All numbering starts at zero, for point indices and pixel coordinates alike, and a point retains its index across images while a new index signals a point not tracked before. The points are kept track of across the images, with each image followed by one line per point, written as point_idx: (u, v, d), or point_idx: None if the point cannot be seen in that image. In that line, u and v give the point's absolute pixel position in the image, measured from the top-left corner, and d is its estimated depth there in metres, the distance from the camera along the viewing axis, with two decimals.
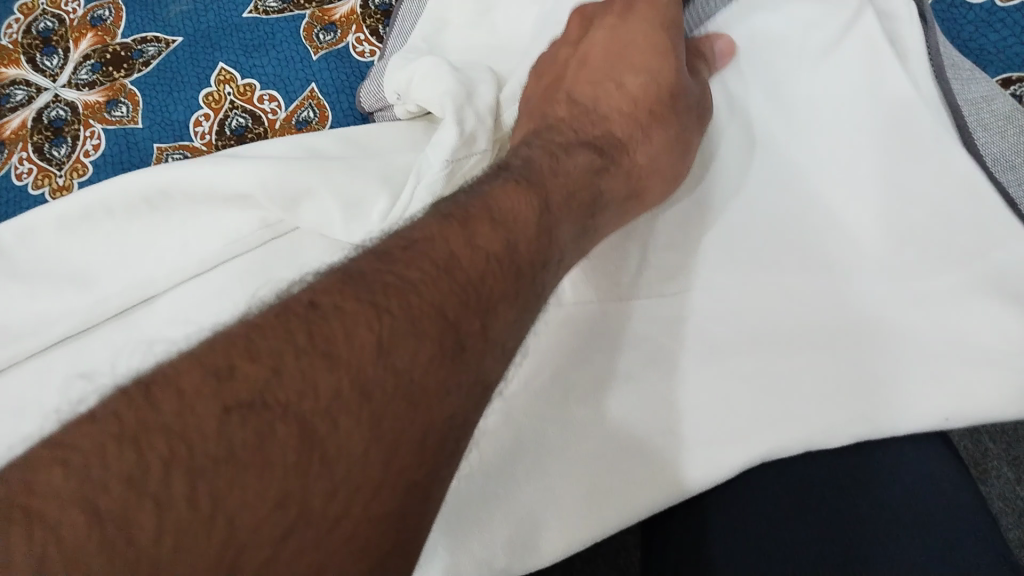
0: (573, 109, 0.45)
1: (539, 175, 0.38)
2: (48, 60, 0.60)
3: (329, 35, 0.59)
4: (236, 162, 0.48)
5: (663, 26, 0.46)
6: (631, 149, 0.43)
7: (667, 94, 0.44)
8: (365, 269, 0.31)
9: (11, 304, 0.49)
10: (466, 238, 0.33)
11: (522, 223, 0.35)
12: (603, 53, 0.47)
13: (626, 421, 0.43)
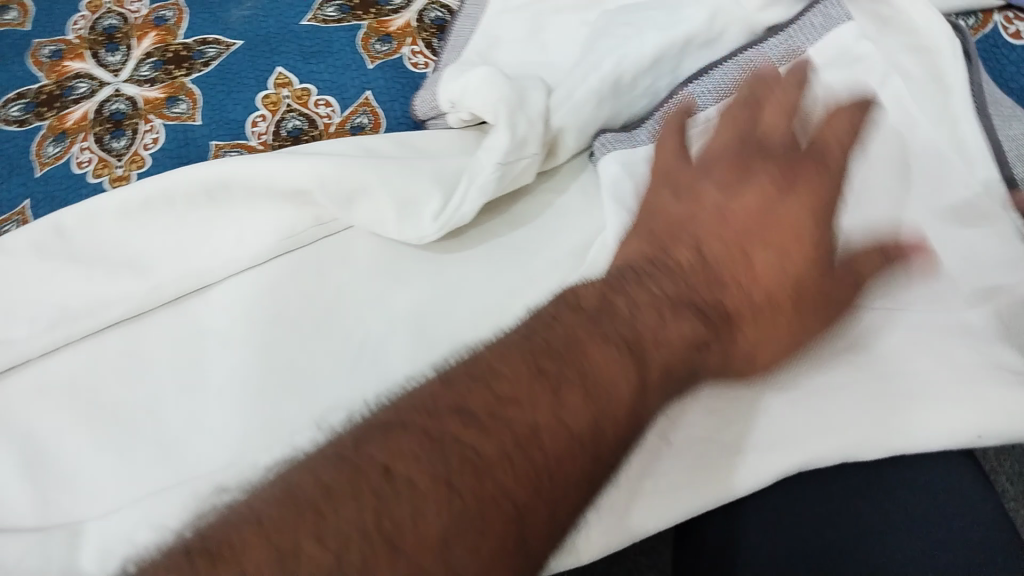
0: (693, 262, 0.39)
1: (638, 340, 0.36)
2: (111, 56, 0.62)
3: (384, 46, 0.61)
4: (289, 162, 0.50)
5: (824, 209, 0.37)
6: (739, 322, 0.38)
7: (807, 288, 0.37)
8: (445, 433, 0.32)
9: (69, 285, 0.50)
10: (554, 410, 0.33)
11: (615, 393, 0.34)
12: (746, 203, 0.39)
13: (692, 436, 0.43)
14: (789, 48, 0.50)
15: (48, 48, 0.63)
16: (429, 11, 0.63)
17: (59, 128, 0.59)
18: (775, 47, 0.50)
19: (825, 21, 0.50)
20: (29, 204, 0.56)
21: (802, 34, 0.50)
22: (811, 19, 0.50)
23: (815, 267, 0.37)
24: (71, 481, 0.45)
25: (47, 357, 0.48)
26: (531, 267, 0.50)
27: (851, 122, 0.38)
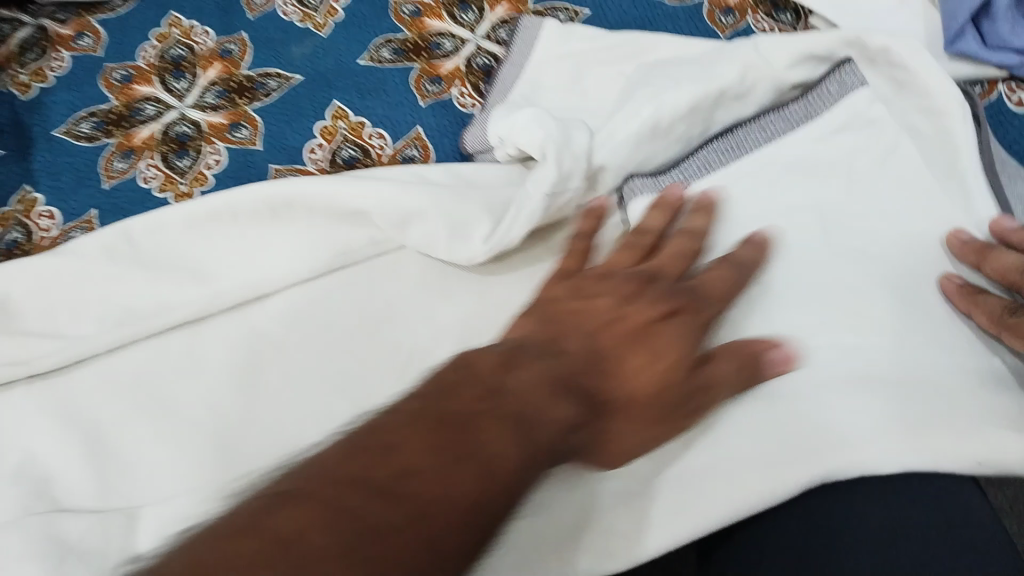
0: (581, 353, 0.44)
1: (522, 414, 0.38)
2: (178, 82, 0.67)
3: (435, 86, 0.66)
4: (354, 187, 0.53)
5: (691, 329, 0.44)
6: (612, 412, 0.42)
7: (671, 390, 0.43)
8: (342, 499, 0.32)
9: (135, 287, 0.53)
10: (443, 476, 0.34)
11: (491, 459, 0.36)
12: (631, 315, 0.45)
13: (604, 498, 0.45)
14: (807, 113, 0.55)
15: (119, 73, 0.67)
16: (477, 57, 0.67)
17: (126, 144, 0.63)
18: (795, 112, 0.55)
19: (841, 89, 0.55)
20: (95, 213, 0.60)
21: (820, 100, 0.55)
22: (829, 87, 0.55)
23: (682, 375, 0.43)
24: (130, 467, 0.47)
25: (116, 352, 0.52)
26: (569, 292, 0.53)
27: (727, 282, 0.46)
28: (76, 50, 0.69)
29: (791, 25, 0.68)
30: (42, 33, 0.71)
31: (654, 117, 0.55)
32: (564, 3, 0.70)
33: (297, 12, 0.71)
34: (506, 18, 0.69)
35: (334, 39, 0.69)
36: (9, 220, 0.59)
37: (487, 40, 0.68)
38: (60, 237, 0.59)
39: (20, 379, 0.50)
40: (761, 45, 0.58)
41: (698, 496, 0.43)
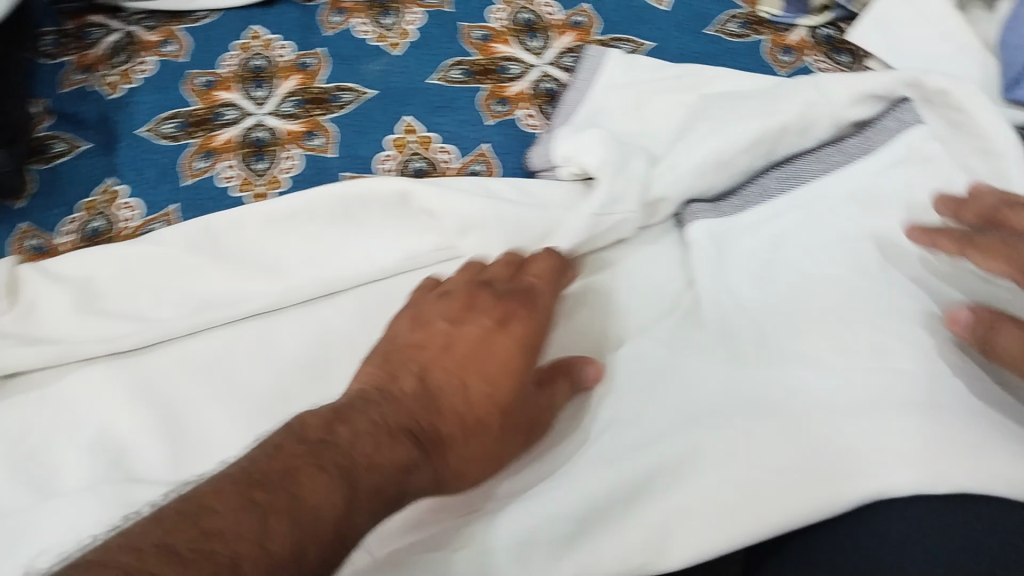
0: (417, 390, 0.45)
1: (352, 465, 0.39)
2: (258, 90, 0.70)
3: (502, 107, 0.68)
4: (432, 188, 0.57)
5: (519, 349, 0.47)
6: (453, 442, 0.44)
7: (512, 408, 0.45)
8: (183, 544, 0.34)
9: (214, 279, 0.56)
10: (287, 508, 0.36)
11: (318, 507, 0.37)
12: (469, 342, 0.48)
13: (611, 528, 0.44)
14: (864, 148, 0.57)
15: (202, 79, 0.71)
16: (543, 82, 0.70)
17: (206, 145, 0.66)
18: (851, 146, 0.58)
19: (897, 125, 0.57)
20: (176, 207, 0.63)
21: (876, 136, 0.58)
22: (885, 124, 0.58)
23: (519, 392, 0.46)
24: (200, 445, 0.49)
25: (192, 337, 0.54)
26: (628, 307, 0.55)
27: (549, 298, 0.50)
28: (161, 55, 0.73)
29: (850, 66, 0.71)
30: (130, 38, 0.75)
31: (716, 149, 0.58)
32: (629, 36, 0.73)
33: (373, 32, 0.74)
34: (572, 47, 0.73)
35: (407, 58, 0.72)
36: (95, 208, 0.63)
37: (553, 65, 0.71)
38: (141, 228, 0.62)
39: (103, 355, 0.53)
40: (823, 83, 0.60)
41: (688, 521, 0.43)
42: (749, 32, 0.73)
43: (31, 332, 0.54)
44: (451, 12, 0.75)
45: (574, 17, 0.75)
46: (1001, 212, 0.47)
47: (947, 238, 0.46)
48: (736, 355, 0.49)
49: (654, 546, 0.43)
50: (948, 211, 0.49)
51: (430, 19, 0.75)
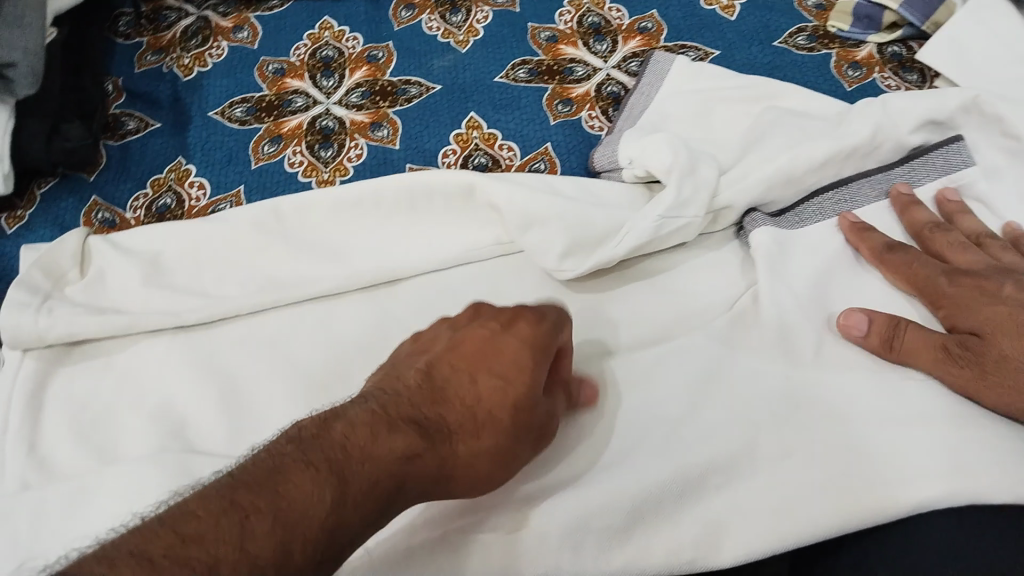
0: (422, 385, 0.42)
1: (345, 458, 0.36)
2: (326, 80, 0.71)
3: (566, 108, 0.69)
4: (497, 182, 0.57)
5: (538, 349, 0.43)
6: (457, 433, 0.41)
7: (525, 409, 0.42)
8: (156, 552, 0.31)
9: (278, 260, 0.57)
10: (273, 515, 0.33)
11: (305, 506, 0.34)
12: (486, 342, 0.44)
13: (661, 519, 0.44)
14: (909, 179, 0.59)
15: (272, 66, 0.72)
16: (607, 85, 0.71)
17: (275, 131, 0.67)
18: (898, 176, 0.59)
19: (946, 164, 0.59)
20: (243, 189, 0.64)
21: (923, 168, 0.59)
22: (935, 157, 0.59)
23: (533, 392, 0.42)
24: (259, 419, 0.50)
25: (256, 315, 0.55)
26: (687, 310, 0.55)
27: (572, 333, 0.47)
28: (233, 41, 0.74)
29: (918, 84, 0.70)
30: (204, 23, 0.76)
31: (788, 165, 0.58)
32: (696, 44, 0.73)
33: (441, 28, 0.75)
34: (637, 52, 0.73)
35: (473, 56, 0.73)
36: (164, 185, 0.65)
37: (618, 69, 0.72)
38: (208, 208, 0.63)
39: (168, 328, 0.54)
40: (891, 105, 0.60)
41: (740, 521, 0.44)
42: (817, 46, 0.73)
43: (98, 301, 0.55)
44: (519, 13, 0.76)
45: (641, 22, 0.75)
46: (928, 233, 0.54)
47: (868, 245, 0.55)
48: (794, 361, 0.50)
49: (706, 541, 0.44)
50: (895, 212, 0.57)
51: (497, 18, 0.76)
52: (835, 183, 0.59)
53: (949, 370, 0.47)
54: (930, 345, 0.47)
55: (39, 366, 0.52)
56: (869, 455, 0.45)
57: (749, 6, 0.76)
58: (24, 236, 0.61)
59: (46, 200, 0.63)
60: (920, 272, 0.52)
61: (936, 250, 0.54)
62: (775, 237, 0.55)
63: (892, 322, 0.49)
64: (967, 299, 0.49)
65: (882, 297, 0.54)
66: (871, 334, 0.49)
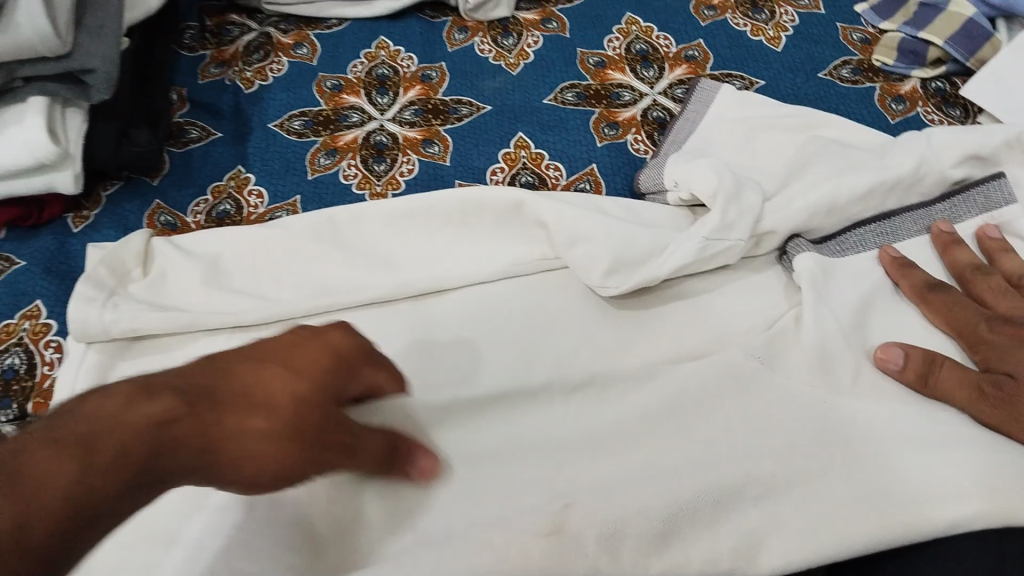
0: (206, 371, 0.41)
1: (96, 430, 0.37)
2: (381, 97, 0.74)
3: (613, 131, 0.71)
4: (548, 200, 0.59)
5: (340, 358, 0.43)
6: (228, 410, 0.40)
7: (312, 404, 0.41)
8: None
9: (332, 267, 0.59)
10: (13, 491, 0.34)
11: (51, 476, 0.35)
12: (298, 341, 0.44)
13: (708, 531, 0.45)
14: (949, 216, 0.60)
15: (330, 82, 0.75)
16: (653, 110, 0.73)
17: (331, 144, 0.70)
18: (939, 213, 0.61)
19: (987, 202, 0.60)
20: (299, 198, 0.67)
21: (965, 205, 0.60)
22: (976, 195, 0.60)
23: (324, 390, 0.42)
24: None
25: (308, 319, 0.57)
26: (726, 330, 0.57)
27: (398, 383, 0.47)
28: (293, 57, 0.77)
29: (961, 120, 0.71)
30: (265, 38, 0.80)
31: (832, 193, 0.59)
32: (741, 73, 0.75)
33: (493, 51, 0.78)
34: (683, 79, 0.75)
35: (524, 78, 0.75)
36: (224, 192, 0.67)
37: (664, 95, 0.74)
38: (266, 215, 0.66)
39: (226, 328, 0.56)
40: (935, 139, 0.61)
41: (784, 535, 0.45)
42: (861, 79, 0.74)
43: (159, 299, 0.58)
44: (568, 38, 0.78)
45: (688, 51, 0.77)
46: (968, 275, 0.56)
47: (907, 281, 0.56)
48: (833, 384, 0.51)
49: (744, 549, 0.45)
50: (937, 248, 0.58)
51: (547, 43, 0.78)
52: (881, 216, 0.60)
53: (984, 409, 0.48)
54: (965, 384, 0.49)
55: (102, 358, 0.55)
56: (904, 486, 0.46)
57: (795, 38, 0.77)
58: (90, 236, 0.64)
59: (112, 202, 0.66)
60: (961, 314, 0.53)
61: (976, 293, 0.55)
62: (819, 263, 0.56)
63: (927, 358, 0.51)
64: (1004, 344, 0.50)
65: (920, 330, 0.55)
66: (908, 368, 0.51)
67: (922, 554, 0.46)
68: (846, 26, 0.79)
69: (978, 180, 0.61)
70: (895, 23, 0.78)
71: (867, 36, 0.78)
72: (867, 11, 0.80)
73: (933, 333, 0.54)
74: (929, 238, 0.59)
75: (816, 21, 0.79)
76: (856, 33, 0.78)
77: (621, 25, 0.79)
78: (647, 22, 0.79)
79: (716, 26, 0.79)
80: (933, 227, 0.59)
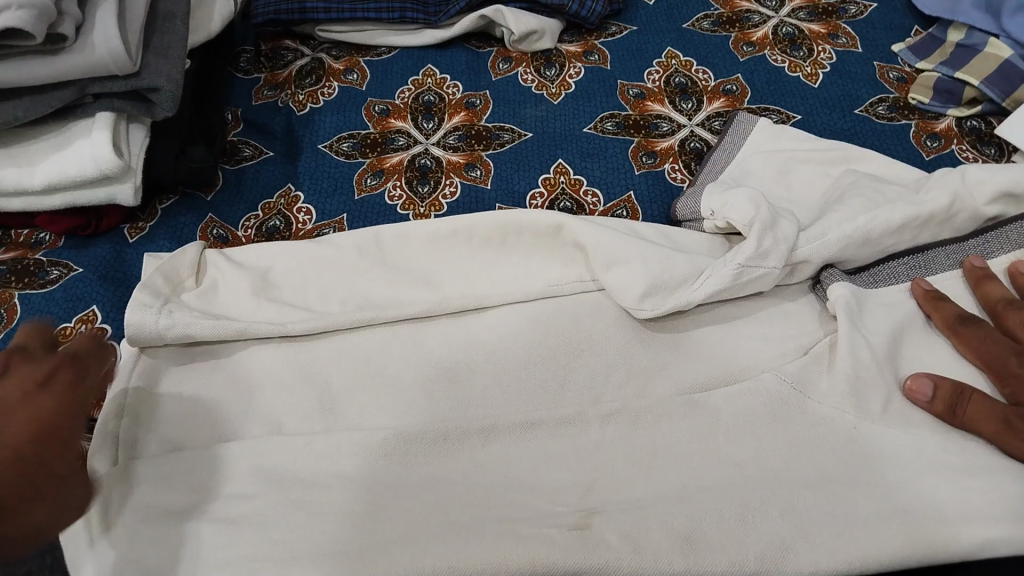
0: None
1: None
2: (427, 122, 0.76)
3: (650, 159, 0.73)
4: (586, 223, 0.61)
5: (45, 428, 0.39)
6: None
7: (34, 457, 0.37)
8: None
9: (376, 283, 0.62)
10: None
11: None
12: (0, 403, 0.39)
13: (740, 545, 0.46)
14: (982, 251, 0.61)
15: (379, 106, 0.78)
16: (690, 141, 0.75)
17: (377, 166, 0.72)
18: (972, 248, 0.61)
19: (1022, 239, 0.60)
20: (345, 216, 0.69)
21: (997, 241, 0.61)
22: (1010, 231, 0.61)
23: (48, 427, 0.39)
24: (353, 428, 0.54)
25: (352, 332, 0.59)
26: (759, 356, 0.58)
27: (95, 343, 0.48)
28: (344, 82, 0.80)
29: (996, 158, 0.72)
30: (317, 63, 0.83)
31: (867, 225, 0.60)
32: (778, 107, 0.77)
33: (535, 81, 0.80)
34: (720, 112, 0.77)
35: (564, 107, 0.77)
36: (274, 209, 0.70)
37: (700, 127, 0.76)
38: (314, 232, 0.68)
39: (273, 337, 0.58)
40: (970, 175, 0.61)
41: (816, 544, 0.46)
42: (897, 116, 0.76)
43: (210, 308, 0.60)
44: (609, 70, 0.81)
45: (726, 85, 0.79)
46: (1002, 309, 0.56)
47: (939, 313, 0.56)
48: (865, 410, 0.52)
49: (770, 556, 0.46)
50: (970, 282, 0.59)
51: (588, 74, 0.80)
52: (911, 252, 0.62)
53: (1007, 440, 0.49)
54: (992, 417, 0.49)
55: (153, 363, 0.57)
56: (929, 515, 0.47)
57: (833, 75, 0.79)
58: (145, 246, 0.67)
59: (168, 215, 0.69)
60: (991, 346, 0.53)
61: (1008, 327, 0.55)
62: (853, 291, 0.57)
63: (956, 390, 0.51)
64: None
65: (949, 363, 0.55)
66: (937, 399, 0.51)
67: None
68: (883, 65, 0.81)
69: (1012, 217, 0.61)
70: (932, 63, 0.79)
71: (903, 75, 0.80)
72: (905, 51, 0.81)
73: (962, 364, 0.55)
74: (961, 272, 0.60)
75: (854, 59, 0.81)
76: (892, 72, 0.80)
77: (661, 59, 0.81)
78: (686, 56, 0.82)
79: (754, 62, 0.81)
80: (968, 261, 0.60)
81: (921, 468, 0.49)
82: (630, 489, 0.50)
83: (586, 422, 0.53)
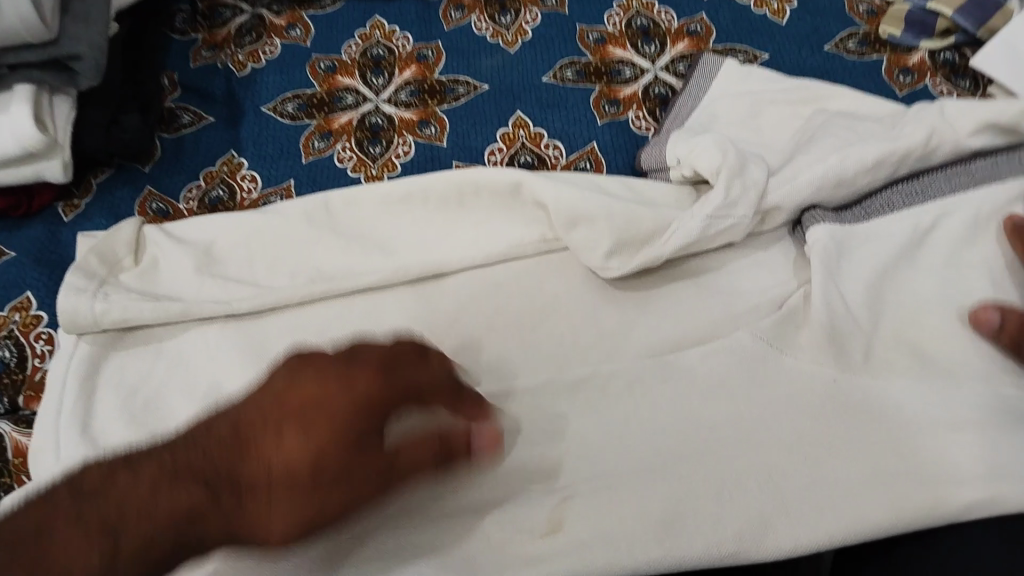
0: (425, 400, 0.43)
1: (314, 467, 0.38)
2: (377, 78, 0.72)
3: (613, 108, 0.69)
4: (545, 179, 0.57)
5: (422, 378, 0.42)
6: (303, 404, 0.40)
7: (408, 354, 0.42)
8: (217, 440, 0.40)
9: (326, 253, 0.58)
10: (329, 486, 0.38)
11: (276, 453, 0.39)
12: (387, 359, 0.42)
13: (716, 527, 0.45)
14: (989, 175, 0.57)
15: (324, 63, 0.73)
16: (654, 86, 0.71)
17: (325, 127, 0.68)
18: (977, 172, 0.57)
19: None
20: (293, 182, 0.65)
21: (1006, 165, 0.57)
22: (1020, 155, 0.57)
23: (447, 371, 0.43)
24: None
25: (303, 307, 0.56)
26: (732, 310, 0.55)
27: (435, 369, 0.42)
28: (286, 38, 0.76)
29: (971, 91, 0.70)
30: (258, 20, 0.78)
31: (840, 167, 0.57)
32: (745, 47, 0.73)
33: (489, 28, 0.76)
34: (685, 54, 0.73)
35: (521, 55, 0.73)
36: (216, 178, 0.66)
37: (665, 70, 0.72)
38: (260, 201, 0.64)
39: (218, 316, 0.55)
40: (947, 108, 0.58)
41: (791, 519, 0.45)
42: (868, 52, 0.72)
43: (150, 289, 0.56)
44: (567, 14, 0.76)
45: (690, 25, 0.75)
46: None
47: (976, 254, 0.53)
48: (845, 362, 0.50)
49: (750, 536, 0.44)
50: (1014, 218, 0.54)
51: (545, 19, 0.76)
52: (909, 175, 0.58)
53: None
54: None
55: (93, 350, 0.54)
56: (908, 479, 0.46)
57: (800, 11, 0.76)
58: (80, 224, 0.63)
59: (103, 190, 0.65)
60: None
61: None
62: (832, 236, 0.55)
63: None
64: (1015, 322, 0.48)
65: None
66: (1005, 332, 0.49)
67: (934, 540, 0.45)
68: None
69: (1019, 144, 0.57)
70: None
71: (873, 7, 0.77)
72: None
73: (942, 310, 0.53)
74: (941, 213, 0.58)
75: None
76: (862, 4, 0.77)
77: None
78: None
79: None
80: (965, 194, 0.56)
81: (902, 423, 0.48)
82: (605, 460, 0.48)
83: (554, 392, 0.50)
